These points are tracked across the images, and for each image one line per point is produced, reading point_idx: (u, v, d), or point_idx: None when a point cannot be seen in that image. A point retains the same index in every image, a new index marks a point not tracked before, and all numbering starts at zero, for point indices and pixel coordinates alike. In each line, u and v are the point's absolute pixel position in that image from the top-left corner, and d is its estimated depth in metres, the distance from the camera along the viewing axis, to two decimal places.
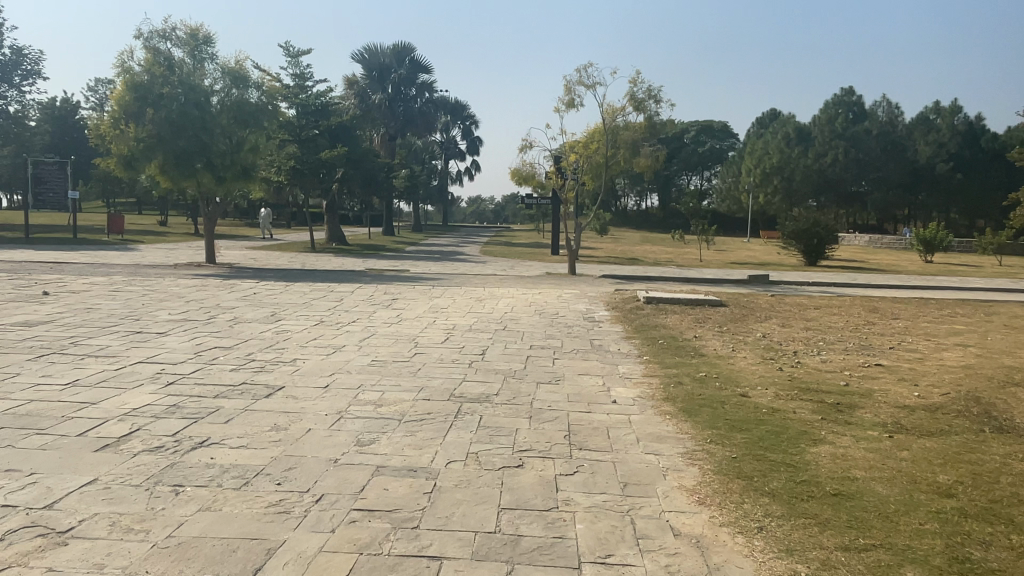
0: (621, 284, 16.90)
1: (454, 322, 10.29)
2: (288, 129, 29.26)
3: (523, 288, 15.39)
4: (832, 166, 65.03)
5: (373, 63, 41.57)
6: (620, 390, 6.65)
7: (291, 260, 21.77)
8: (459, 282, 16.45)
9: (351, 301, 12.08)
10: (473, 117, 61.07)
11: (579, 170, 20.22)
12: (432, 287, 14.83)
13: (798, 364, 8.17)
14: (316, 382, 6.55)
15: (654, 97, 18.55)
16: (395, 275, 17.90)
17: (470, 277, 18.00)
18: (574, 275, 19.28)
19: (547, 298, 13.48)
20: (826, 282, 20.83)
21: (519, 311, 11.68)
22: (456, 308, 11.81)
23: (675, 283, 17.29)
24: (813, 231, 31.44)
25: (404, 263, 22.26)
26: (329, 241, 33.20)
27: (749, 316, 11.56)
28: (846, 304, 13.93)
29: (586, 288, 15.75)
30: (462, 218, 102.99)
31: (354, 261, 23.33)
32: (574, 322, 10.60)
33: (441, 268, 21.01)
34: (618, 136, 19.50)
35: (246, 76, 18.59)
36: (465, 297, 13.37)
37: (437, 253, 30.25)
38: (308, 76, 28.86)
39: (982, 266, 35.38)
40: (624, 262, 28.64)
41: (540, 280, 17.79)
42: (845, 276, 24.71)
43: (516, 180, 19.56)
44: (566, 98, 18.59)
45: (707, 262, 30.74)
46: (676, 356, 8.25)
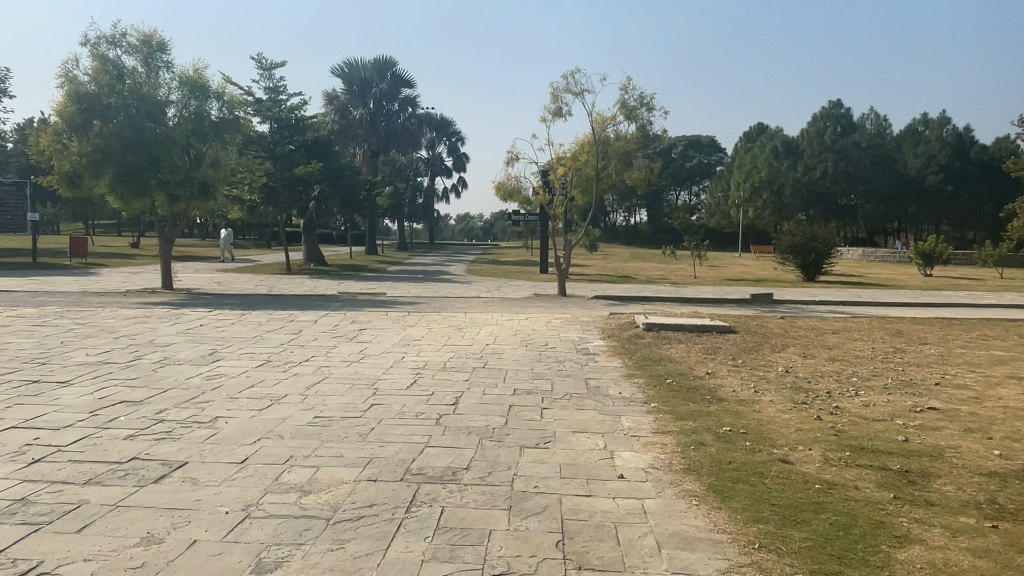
0: (615, 306, 15.53)
1: (425, 358, 8.82)
2: (261, 145, 27.85)
3: (507, 313, 13.97)
4: (822, 179, 63.95)
5: (354, 77, 40.32)
6: (627, 456, 5.14)
7: (259, 284, 20.30)
8: (439, 306, 15.04)
9: (310, 333, 10.62)
10: (459, 133, 59.94)
11: (568, 184, 18.86)
12: (407, 313, 13.38)
13: (837, 409, 6.69)
14: (231, 453, 5.05)
15: (647, 105, 17.20)
16: (370, 299, 16.46)
17: (450, 300, 16.56)
18: (564, 296, 17.91)
19: (535, 325, 12.05)
20: (832, 300, 19.56)
21: (503, 342, 10.22)
22: (431, 340, 10.33)
23: (674, 305, 15.92)
24: (811, 245, 30.24)
25: (382, 286, 20.82)
26: (307, 262, 31.72)
27: (764, 344, 10.10)
28: (866, 327, 12.53)
29: (577, 312, 14.34)
30: (451, 235, 101.59)
31: (329, 284, 21.87)
32: (566, 356, 9.13)
33: (421, 290, 19.61)
34: (609, 148, 18.12)
35: (205, 85, 17.27)
36: (443, 325, 11.92)
37: (420, 273, 28.83)
38: (282, 90, 27.58)
39: (984, 279, 34.32)
40: (616, 280, 27.33)
41: (526, 303, 16.40)
42: (849, 292, 23.50)
43: (500, 197, 18.17)
44: (552, 106, 17.24)
45: (701, 279, 29.48)
46: (688, 402, 6.77)
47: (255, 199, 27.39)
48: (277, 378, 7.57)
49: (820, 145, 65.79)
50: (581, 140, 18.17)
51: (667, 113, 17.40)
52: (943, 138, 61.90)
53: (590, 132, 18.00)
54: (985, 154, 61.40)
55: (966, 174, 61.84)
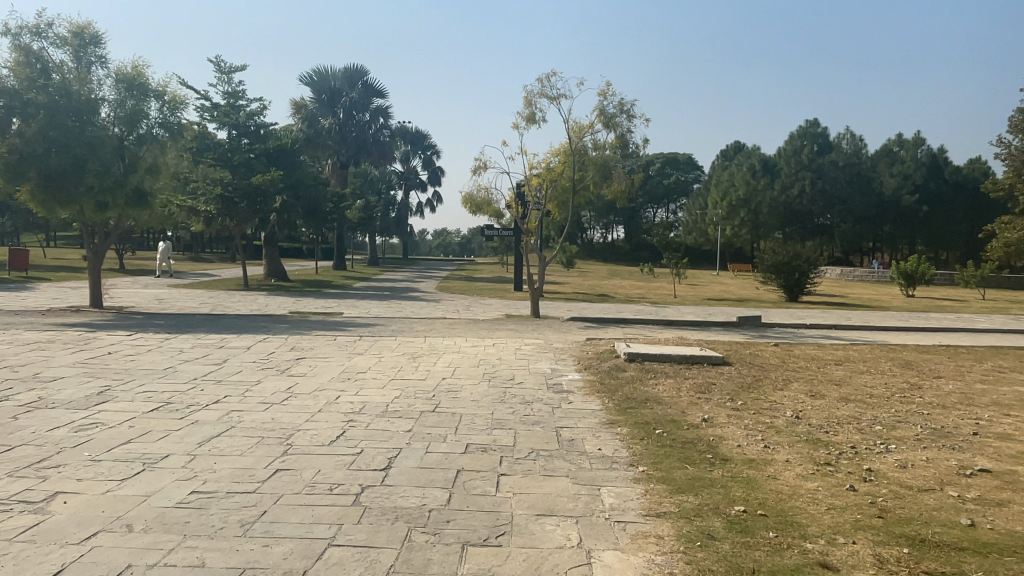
0: (593, 330, 14.13)
1: (365, 397, 7.31)
2: (217, 152, 26.20)
3: (473, 337, 12.48)
4: (799, 198, 63.75)
5: (323, 85, 38.74)
6: (612, 561, 3.66)
7: (205, 302, 18.57)
8: (398, 328, 13.52)
9: (236, 364, 9.05)
10: (434, 147, 58.47)
11: (543, 198, 17.47)
12: (358, 338, 11.84)
13: (871, 475, 5.30)
14: (44, 562, 3.53)
15: (627, 112, 15.90)
16: (323, 319, 14.88)
17: (411, 321, 15.06)
18: (537, 317, 16.48)
19: (502, 353, 10.57)
20: (823, 323, 18.34)
21: (463, 375, 8.73)
22: (378, 372, 8.81)
23: (656, 329, 14.58)
24: (794, 264, 29.20)
25: (342, 304, 19.24)
26: (267, 277, 29.99)
27: (764, 380, 8.72)
28: (871, 357, 11.24)
29: (551, 336, 12.90)
30: (427, 250, 99.93)
31: (285, 301, 20.22)
32: (535, 395, 7.66)
33: (383, 309, 18.04)
34: (586, 158, 16.79)
35: (144, 83, 15.71)
36: (397, 352, 10.42)
37: (387, 291, 27.23)
38: (241, 95, 26.06)
39: (967, 300, 33.59)
40: (593, 299, 26.02)
41: (494, 325, 14.92)
42: (836, 314, 22.44)
43: (468, 209, 16.75)
44: (525, 111, 15.91)
45: (681, 299, 28.28)
46: (685, 465, 5.33)
47: (211, 210, 25.69)
48: (169, 429, 6.03)
49: (797, 164, 65.48)
50: (557, 150, 16.85)
51: (649, 122, 16.14)
52: (918, 159, 61.99)
53: (565, 141, 16.67)
54: (958, 174, 61.62)
55: (941, 195, 61.90)
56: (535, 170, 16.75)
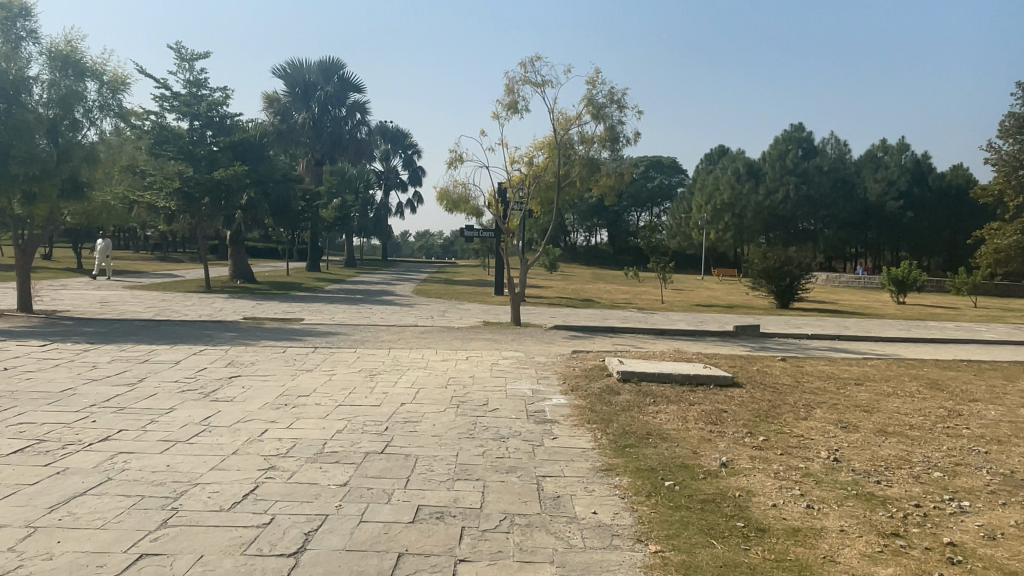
0: (579, 341, 12.78)
1: (298, 431, 5.84)
2: (177, 144, 24.55)
3: (444, 349, 11.02)
4: (784, 203, 62.69)
5: (297, 78, 37.02)
6: None
7: (152, 305, 16.94)
8: (361, 337, 12.05)
9: (154, 384, 7.56)
10: (415, 146, 56.89)
11: (525, 195, 16.06)
12: (310, 350, 10.32)
13: (959, 556, 3.93)
14: None
15: (617, 102, 14.55)
16: (278, 327, 13.35)
17: (378, 328, 13.59)
18: (517, 324, 15.06)
19: (477, 370, 9.12)
20: (823, 333, 17.11)
21: (426, 399, 7.28)
22: (325, 394, 7.34)
23: (647, 340, 13.22)
24: (786, 270, 28.02)
25: (306, 309, 17.72)
26: (233, 278, 28.35)
27: (783, 407, 7.35)
28: (894, 376, 9.92)
29: (532, 348, 11.50)
30: (409, 252, 98.16)
31: (244, 305, 18.66)
32: (511, 428, 6.21)
33: (349, 314, 16.53)
34: (572, 152, 15.39)
35: (80, 61, 14.15)
36: (352, 368, 8.93)
37: (359, 294, 25.71)
38: (204, 83, 25.05)
39: (959, 307, 32.74)
40: (577, 304, 24.70)
41: (470, 333, 13.51)
42: (833, 322, 21.29)
43: (443, 206, 15.29)
44: (506, 99, 14.53)
45: (670, 304, 27.03)
46: (710, 541, 3.91)
47: (171, 206, 24.14)
48: (22, 482, 4.53)
49: (783, 168, 64.82)
50: (541, 143, 15.50)
51: (641, 114, 14.85)
52: (902, 164, 61.79)
53: (549, 133, 15.31)
54: (943, 181, 61.53)
55: (925, 201, 61.60)
56: (517, 165, 15.36)
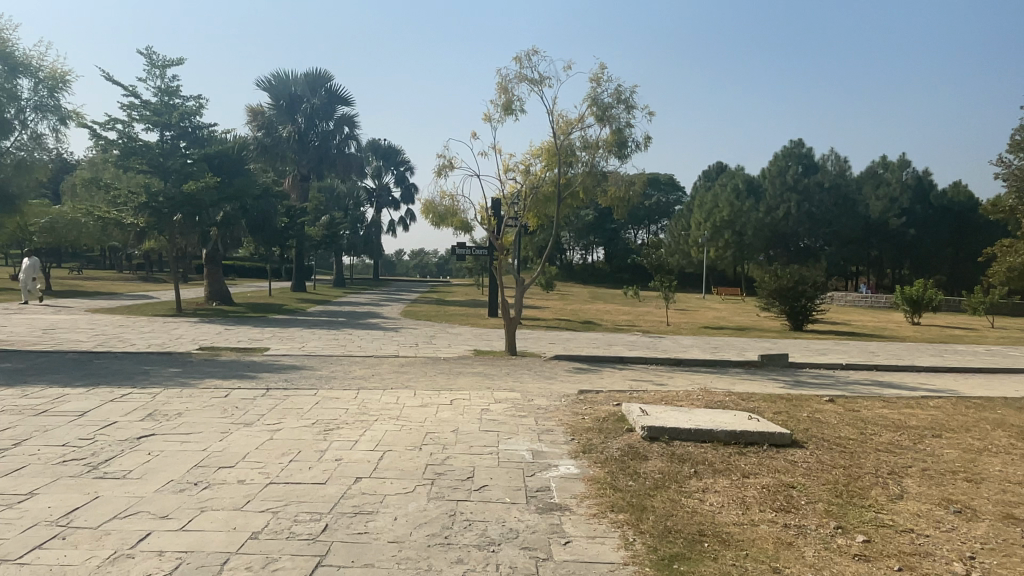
0: (585, 376, 10.91)
1: (190, 540, 4.00)
2: (147, 157, 22.85)
3: (425, 389, 9.16)
4: (785, 220, 61.02)
5: (281, 90, 35.40)
6: None
7: (102, 333, 15.03)
8: (327, 374, 10.16)
9: (31, 449, 5.75)
10: (407, 163, 55.23)
11: (520, 207, 14.31)
12: (259, 394, 8.44)
13: None
14: None
15: (625, 102, 12.82)
16: (232, 360, 11.45)
17: (353, 361, 11.73)
18: (513, 353, 13.21)
19: (461, 420, 7.28)
20: (855, 361, 15.28)
21: (390, 469, 5.46)
22: (257, 462, 5.55)
23: (663, 374, 11.37)
24: (799, 289, 26.28)
25: (276, 336, 15.83)
26: (209, 300, 26.54)
27: (868, 482, 5.50)
28: (977, 424, 8.06)
29: (530, 386, 9.63)
30: (403, 271, 96.04)
31: (208, 332, 16.77)
32: (502, 525, 4.35)
33: (324, 342, 14.66)
34: (574, 160, 13.61)
35: (12, 54, 12.47)
36: (304, 420, 7.09)
37: (343, 317, 23.94)
38: (176, 92, 23.45)
39: (978, 329, 31.07)
40: (577, 328, 22.90)
41: (457, 365, 11.64)
42: (856, 347, 19.52)
43: (428, 221, 13.54)
44: (499, 99, 12.83)
45: (675, 327, 25.31)
46: None
47: (140, 222, 22.39)
48: None
49: (782, 184, 63.02)
50: (538, 150, 13.78)
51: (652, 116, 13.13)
52: (903, 181, 60.75)
53: (548, 138, 13.59)
54: (944, 198, 60.49)
55: (927, 218, 60.45)
56: (512, 173, 13.64)
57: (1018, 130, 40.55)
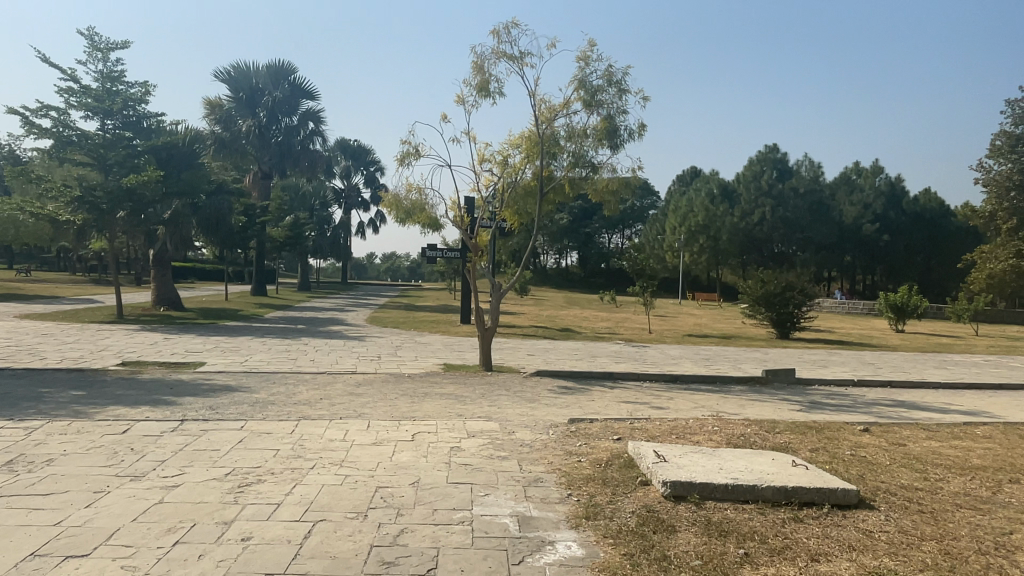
0: (572, 398, 9.31)
1: None
2: (85, 148, 20.85)
3: (382, 418, 7.48)
4: (759, 226, 60.37)
5: (241, 82, 33.41)
6: None
7: (16, 344, 13.11)
8: (264, 399, 8.41)
9: None
10: (377, 163, 53.20)
11: (497, 203, 12.70)
12: (171, 428, 6.73)
13: None
14: None
15: (616, 85, 11.31)
16: (155, 380, 9.63)
17: (301, 379, 10.02)
18: (487, 367, 11.59)
19: (423, 466, 5.63)
20: (862, 377, 13.90)
21: (315, 558, 3.81)
22: (123, 549, 3.86)
23: (660, 395, 9.87)
24: (787, 296, 24.99)
25: (219, 347, 14.01)
26: (156, 304, 24.54)
27: (981, 566, 3.98)
28: None
29: (509, 414, 8.00)
30: (375, 274, 93.81)
31: (144, 341, 14.89)
32: None
33: (273, 355, 12.92)
34: (559, 150, 12.04)
35: None
36: (215, 469, 5.39)
37: (303, 324, 22.13)
38: (119, 77, 21.49)
39: (964, 337, 30.22)
40: (556, 336, 21.40)
41: (423, 384, 9.99)
42: (853, 359, 18.27)
43: (391, 217, 11.87)
44: (474, 79, 11.25)
45: (658, 335, 23.93)
46: None
47: (76, 220, 20.36)
48: None
49: (757, 189, 62.13)
50: (518, 139, 12.21)
51: (646, 102, 11.64)
52: (877, 187, 60.51)
53: (529, 125, 12.02)
54: (916, 204, 60.37)
55: (900, 225, 60.18)
56: (488, 165, 12.04)
57: (997, 135, 40.10)
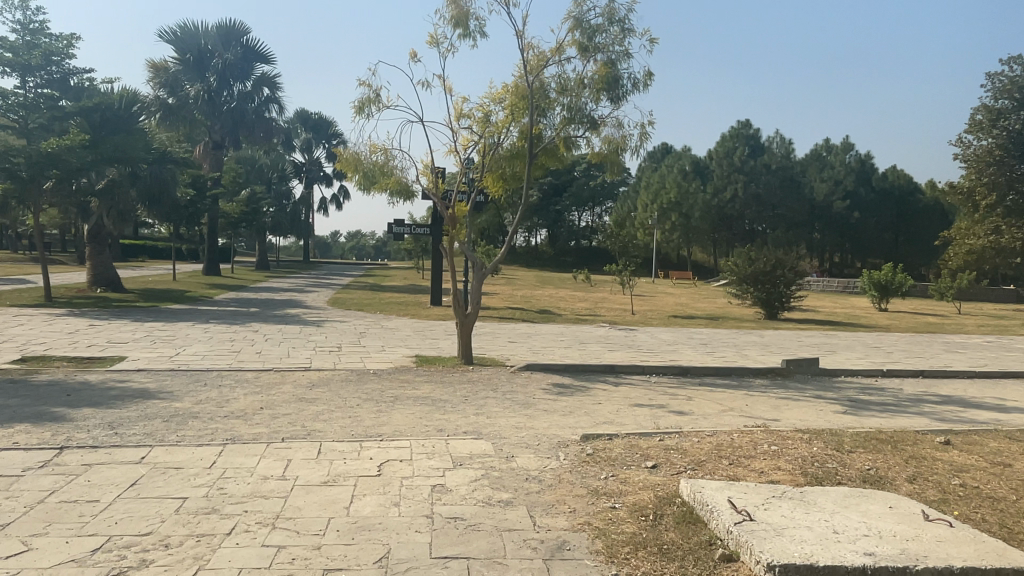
0: (575, 402, 7.61)
1: None
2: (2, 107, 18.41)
3: (337, 439, 5.66)
4: (731, 203, 58.94)
5: (188, 42, 30.75)
6: None
7: None
8: (186, 410, 6.53)
9: None
10: (338, 136, 50.44)
11: (478, 169, 10.87)
12: (43, 463, 4.86)
13: None
14: None
15: (619, 24, 9.57)
16: (50, 383, 7.63)
17: (241, 380, 8.12)
18: (467, 361, 9.85)
19: (393, 526, 3.88)
20: (884, 364, 12.50)
21: None
22: None
23: (677, 395, 8.23)
24: (777, 274, 23.54)
25: (151, 337, 11.99)
26: (92, 285, 22.24)
27: None
28: None
29: (501, 427, 6.25)
30: (339, 253, 90.99)
31: (63, 329, 12.72)
32: None
33: (214, 346, 10.97)
34: (550, 105, 10.27)
35: None
36: (79, 542, 3.60)
37: (255, 307, 20.02)
38: (42, 29, 19.03)
39: (949, 316, 29.37)
40: (536, 319, 19.66)
41: (391, 384, 8.20)
42: (856, 342, 16.94)
43: (352, 183, 9.98)
44: (450, 14, 9.36)
45: (642, 317, 22.40)
46: None
47: None
48: None
49: (728, 165, 60.48)
50: (502, 92, 10.37)
51: (652, 47, 9.92)
52: (848, 164, 59.91)
53: (514, 74, 10.22)
54: (885, 181, 60.01)
55: (869, 202, 59.74)
56: (466, 121, 10.21)
57: (976, 110, 39.21)
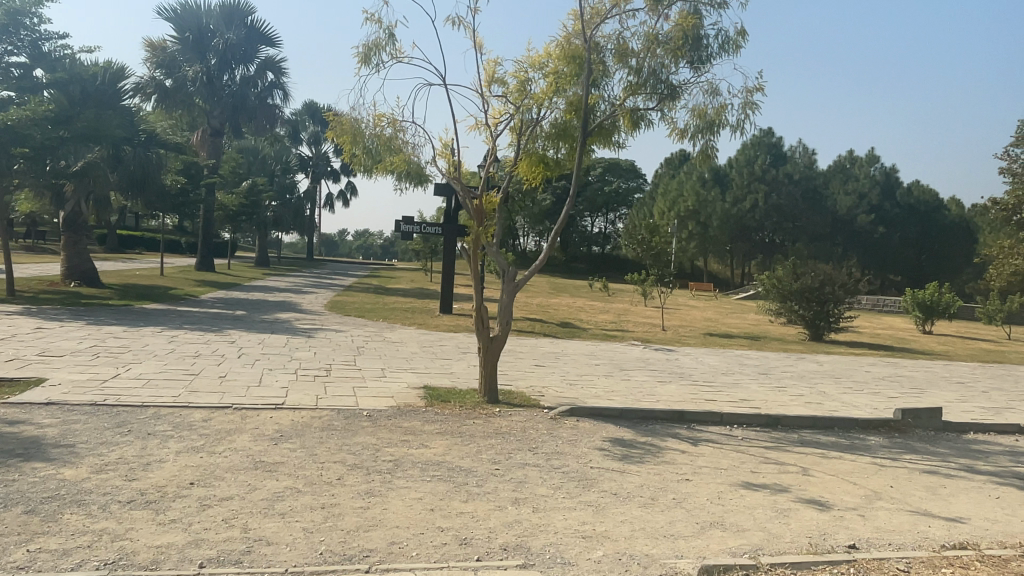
0: (653, 478, 5.26)
1: None
2: None
3: (294, 569, 3.33)
4: (752, 212, 56.31)
5: (188, 20, 28.61)
6: None
7: None
8: (75, 489, 4.21)
9: None
10: None
11: (511, 151, 8.50)
12: None
13: None
14: None
15: None
16: None
17: (181, 425, 5.80)
18: (491, 399, 7.58)
19: None
20: (998, 411, 10.13)
21: None
22: None
23: (788, 466, 5.90)
24: (826, 291, 21.14)
25: (101, 347, 9.72)
26: (68, 278, 20.10)
27: None
28: None
29: (564, 539, 3.92)
30: (345, 250, 89.29)
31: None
32: None
33: (168, 363, 8.68)
34: (605, 70, 7.98)
35: None
36: None
37: (242, 309, 17.76)
38: None
39: (1002, 342, 26.87)
40: (559, 333, 17.33)
41: (392, 439, 5.87)
42: (931, 375, 14.57)
43: (350, 162, 7.74)
44: None
45: (674, 334, 20.09)
46: None
47: None
48: None
49: (749, 174, 57.94)
50: (547, 52, 8.06)
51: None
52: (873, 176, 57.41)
53: (564, 29, 7.92)
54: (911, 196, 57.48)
55: (894, 217, 57.11)
56: (499, 88, 7.94)
57: None
